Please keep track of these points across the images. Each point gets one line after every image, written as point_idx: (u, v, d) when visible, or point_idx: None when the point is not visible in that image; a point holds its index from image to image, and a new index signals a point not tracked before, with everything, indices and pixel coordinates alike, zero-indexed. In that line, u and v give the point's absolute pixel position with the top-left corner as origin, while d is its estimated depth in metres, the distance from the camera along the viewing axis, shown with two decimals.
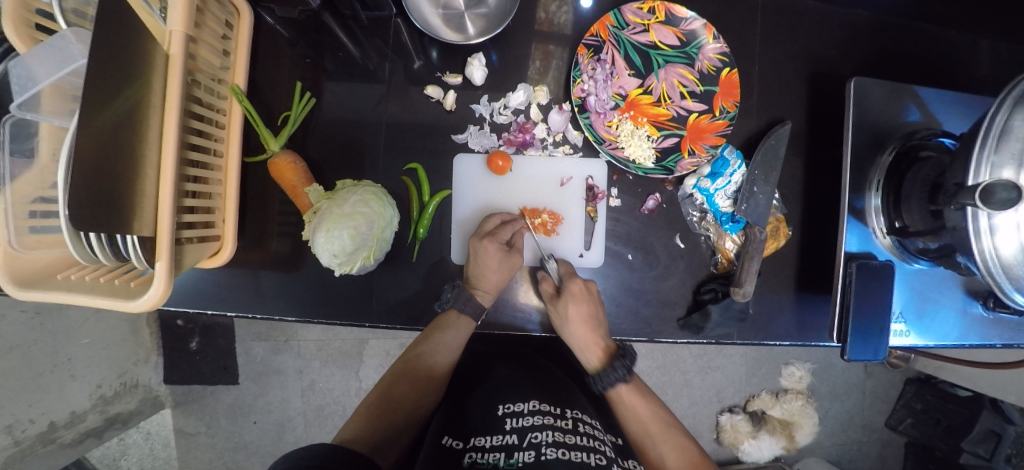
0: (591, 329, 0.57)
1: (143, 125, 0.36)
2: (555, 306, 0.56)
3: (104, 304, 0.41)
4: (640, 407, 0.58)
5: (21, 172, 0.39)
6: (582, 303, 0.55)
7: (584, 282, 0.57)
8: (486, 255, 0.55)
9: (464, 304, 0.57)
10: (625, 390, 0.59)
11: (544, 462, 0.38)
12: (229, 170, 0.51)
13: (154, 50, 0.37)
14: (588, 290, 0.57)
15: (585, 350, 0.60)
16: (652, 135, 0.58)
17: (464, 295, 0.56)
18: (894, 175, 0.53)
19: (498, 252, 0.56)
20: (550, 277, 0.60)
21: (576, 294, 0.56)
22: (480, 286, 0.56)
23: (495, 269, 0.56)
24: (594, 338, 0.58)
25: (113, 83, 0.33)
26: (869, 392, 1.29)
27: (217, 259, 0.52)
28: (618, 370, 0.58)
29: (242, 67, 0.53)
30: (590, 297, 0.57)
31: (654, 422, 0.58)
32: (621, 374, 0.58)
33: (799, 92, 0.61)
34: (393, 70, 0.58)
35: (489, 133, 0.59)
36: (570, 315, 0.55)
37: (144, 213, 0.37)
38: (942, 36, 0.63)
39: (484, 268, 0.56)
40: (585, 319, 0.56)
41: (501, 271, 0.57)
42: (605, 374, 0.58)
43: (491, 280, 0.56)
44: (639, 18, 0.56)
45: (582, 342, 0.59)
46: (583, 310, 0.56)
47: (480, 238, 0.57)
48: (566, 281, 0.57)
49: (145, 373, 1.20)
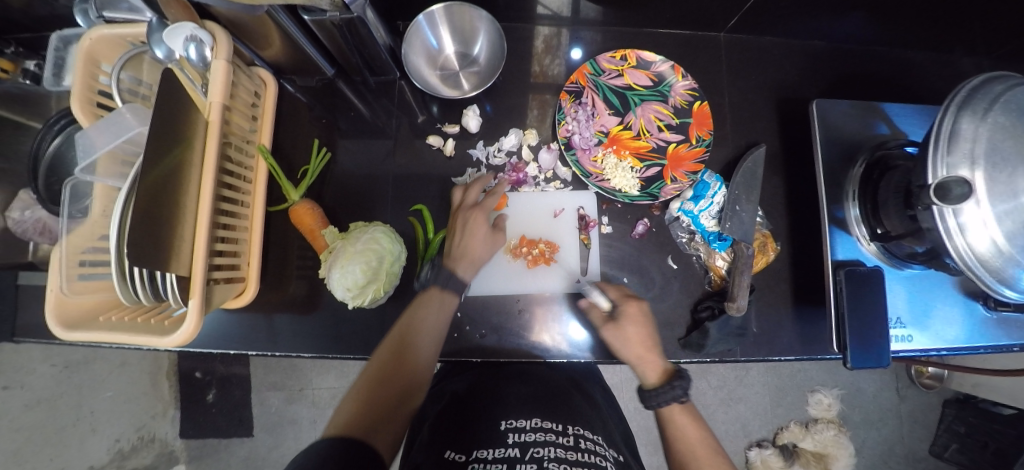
0: (647, 350, 0.54)
1: (185, 178, 0.42)
2: (613, 331, 0.54)
3: (143, 341, 0.45)
4: (690, 430, 0.52)
5: (77, 226, 0.45)
6: (638, 326, 0.55)
7: (638, 304, 0.56)
8: (473, 225, 0.58)
9: (447, 281, 0.57)
10: (677, 409, 0.53)
11: None
12: (255, 217, 0.57)
13: (197, 118, 0.44)
14: (642, 311, 0.56)
15: (641, 363, 0.54)
16: (635, 166, 0.63)
17: (446, 272, 0.57)
18: (867, 185, 0.56)
19: (483, 228, 0.59)
20: (600, 305, 0.58)
21: (631, 316, 0.55)
22: (462, 261, 0.58)
23: (480, 244, 0.59)
24: (650, 348, 0.54)
25: (163, 146, 0.39)
26: (907, 418, 1.21)
27: (241, 300, 0.56)
28: (675, 389, 0.51)
29: (267, 129, 0.60)
30: (644, 319, 0.56)
31: (704, 447, 0.52)
32: (676, 395, 0.51)
33: (770, 119, 0.66)
34: (399, 124, 0.66)
35: (485, 174, 0.65)
36: (627, 337, 0.54)
37: (182, 255, 0.42)
38: (896, 61, 0.69)
39: (469, 239, 0.58)
40: (642, 340, 0.54)
41: (485, 247, 0.59)
42: (662, 392, 0.52)
43: (475, 253, 0.58)
44: (613, 65, 0.64)
45: (637, 359, 0.54)
46: (640, 332, 0.55)
47: (469, 209, 0.60)
48: (619, 304, 0.56)
49: (162, 428, 1.19)
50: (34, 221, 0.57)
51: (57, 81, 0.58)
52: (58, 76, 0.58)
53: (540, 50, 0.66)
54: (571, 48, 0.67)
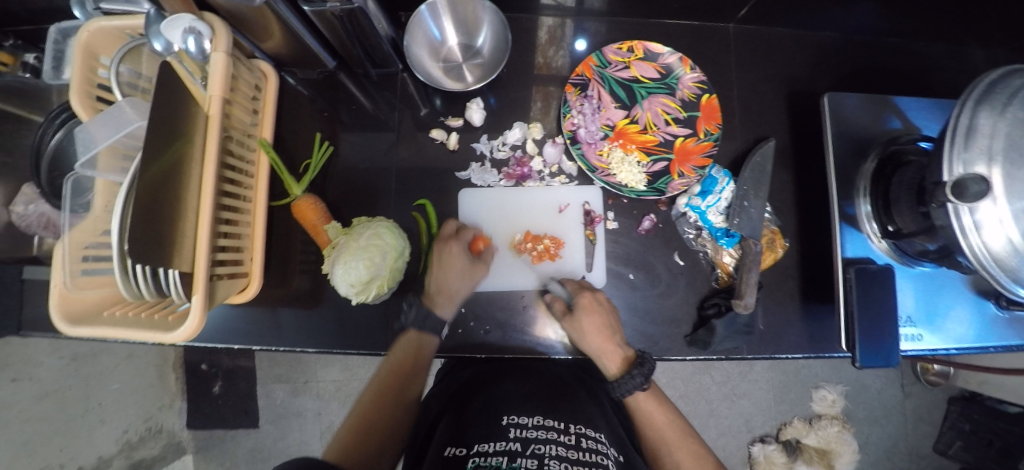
0: (608, 338, 0.55)
1: (186, 173, 0.42)
2: (570, 323, 0.55)
3: (145, 337, 0.45)
4: (657, 413, 0.56)
5: (78, 222, 0.45)
6: (593, 314, 0.55)
7: (593, 293, 0.57)
8: (449, 258, 0.59)
9: (424, 321, 0.58)
10: (642, 397, 0.57)
11: None
12: (257, 212, 0.57)
13: (197, 112, 0.44)
14: (597, 300, 0.57)
15: (602, 357, 0.56)
16: (641, 160, 0.62)
17: (422, 311, 0.58)
18: (879, 181, 0.55)
19: (460, 258, 0.59)
20: (560, 297, 0.60)
21: (586, 306, 0.56)
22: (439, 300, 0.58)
23: (456, 277, 0.59)
24: (613, 346, 0.55)
25: (163, 140, 0.38)
26: (912, 415, 1.21)
27: (244, 295, 0.56)
28: (635, 378, 0.54)
29: (268, 123, 0.60)
30: (600, 307, 0.56)
31: (671, 429, 0.56)
32: (638, 382, 0.54)
33: (779, 112, 0.65)
34: (401, 118, 0.65)
35: (490, 169, 0.64)
36: (583, 327, 0.54)
37: (185, 250, 0.42)
38: (910, 53, 0.67)
39: (446, 272, 0.58)
40: (599, 329, 0.55)
41: (462, 281, 0.59)
42: (623, 382, 0.54)
43: (450, 288, 0.58)
44: (620, 57, 0.62)
45: (598, 350, 0.55)
46: (596, 320, 0.55)
47: (445, 241, 0.60)
48: (576, 295, 0.58)
49: (169, 418, 1.21)
50: (38, 215, 0.57)
51: (57, 74, 0.57)
52: (58, 69, 0.58)
53: (545, 42, 0.65)
54: (576, 39, 0.66)
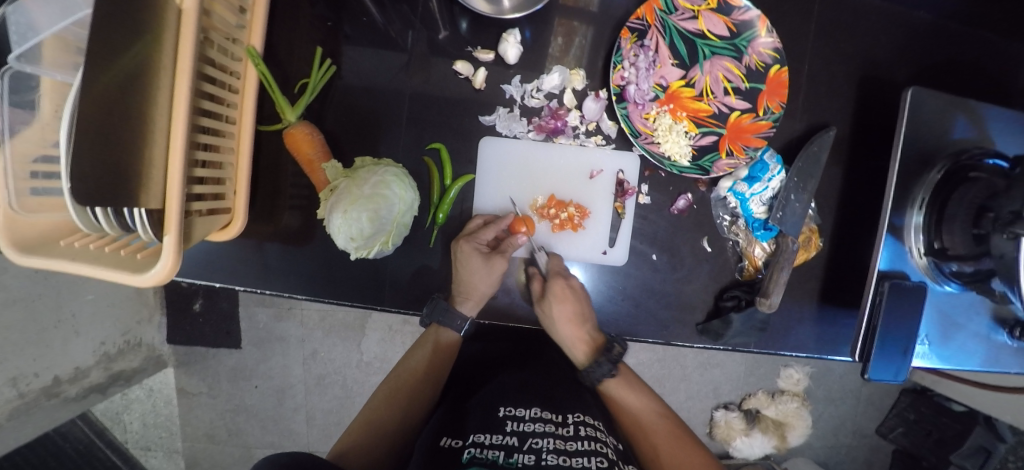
0: (579, 325, 0.57)
1: (151, 86, 0.33)
2: (541, 305, 0.55)
3: (111, 277, 0.39)
4: (633, 401, 0.60)
5: (21, 129, 0.36)
6: (565, 301, 0.54)
7: (566, 280, 0.55)
8: (468, 261, 0.53)
9: (442, 315, 0.57)
10: (614, 384, 0.61)
11: (543, 466, 0.41)
12: (242, 138, 0.48)
13: (166, 4, 0.33)
14: (571, 287, 0.55)
15: (573, 345, 0.60)
16: (690, 131, 0.55)
17: (440, 304, 0.56)
18: (940, 193, 0.50)
19: (478, 255, 0.54)
20: (540, 270, 0.58)
21: (560, 294, 0.54)
22: (463, 293, 0.56)
23: (477, 274, 0.54)
24: (582, 334, 0.58)
25: (117, 40, 0.29)
26: (863, 399, 1.31)
27: (227, 232, 0.50)
28: (604, 366, 0.59)
29: (258, 27, 0.48)
30: (575, 296, 0.55)
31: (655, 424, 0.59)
32: (607, 369, 0.59)
33: (847, 95, 0.57)
34: (416, 41, 0.54)
35: (518, 117, 0.56)
36: (555, 315, 0.54)
37: (152, 184, 0.35)
38: (1004, 44, 0.59)
39: (467, 270, 0.54)
40: (569, 316, 0.56)
41: (484, 277, 0.55)
42: (592, 369, 0.60)
43: (474, 285, 0.55)
44: (689, 3, 0.52)
45: (571, 338, 0.59)
46: (568, 308, 0.55)
47: (468, 240, 0.55)
48: (551, 278, 0.56)
49: (148, 332, 1.21)
50: None
51: None
52: None
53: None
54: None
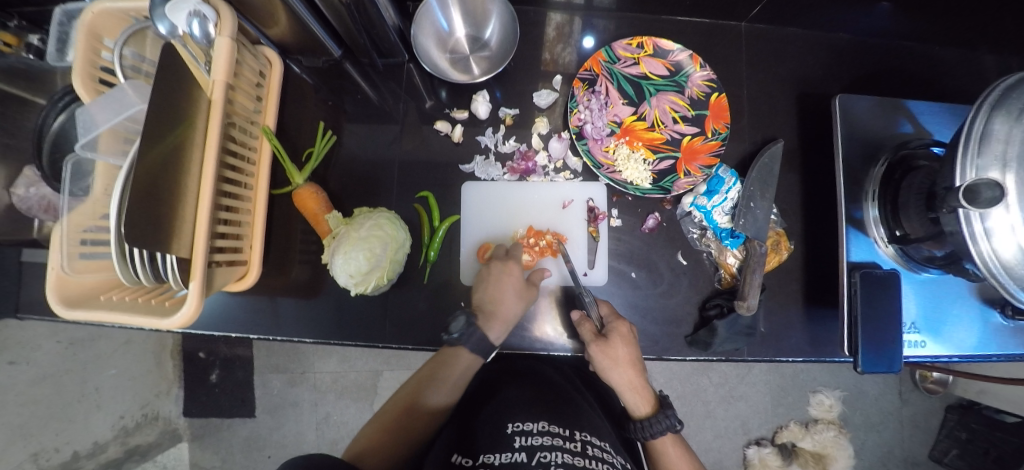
0: (635, 372, 0.56)
1: (186, 159, 0.41)
2: (602, 347, 0.53)
3: (143, 322, 0.45)
4: (680, 462, 0.56)
5: (78, 205, 0.45)
6: (628, 346, 0.55)
7: (629, 326, 0.56)
8: (508, 275, 0.58)
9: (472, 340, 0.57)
10: (669, 442, 0.56)
11: None
12: (257, 200, 0.56)
13: (200, 96, 0.43)
14: (631, 333, 0.56)
15: (632, 393, 0.56)
16: (648, 158, 0.61)
17: (479, 332, 0.57)
18: (888, 185, 0.54)
19: (515, 277, 0.59)
20: (590, 318, 0.57)
21: (621, 336, 0.55)
22: (491, 310, 0.57)
23: (511, 294, 0.58)
24: (642, 381, 0.56)
25: (163, 126, 0.37)
26: (908, 421, 1.21)
27: (242, 283, 0.56)
28: (669, 419, 0.55)
29: (272, 110, 0.59)
30: (632, 342, 0.56)
31: None
32: (670, 423, 0.55)
33: (788, 113, 0.64)
34: (406, 110, 0.64)
35: (494, 163, 0.64)
36: (612, 355, 0.54)
37: (182, 236, 0.42)
38: (925, 53, 0.66)
39: (504, 291, 0.57)
40: (630, 360, 0.55)
41: (517, 301, 0.58)
42: (654, 422, 0.55)
43: (505, 307, 0.57)
44: (629, 52, 0.61)
45: (624, 387, 0.56)
46: (625, 351, 0.54)
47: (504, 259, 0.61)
48: (609, 321, 0.56)
49: (165, 406, 1.20)
50: (38, 198, 0.58)
51: (61, 56, 0.57)
52: (63, 52, 0.57)
53: (533, 42, 0.64)
54: (583, 37, 0.65)
